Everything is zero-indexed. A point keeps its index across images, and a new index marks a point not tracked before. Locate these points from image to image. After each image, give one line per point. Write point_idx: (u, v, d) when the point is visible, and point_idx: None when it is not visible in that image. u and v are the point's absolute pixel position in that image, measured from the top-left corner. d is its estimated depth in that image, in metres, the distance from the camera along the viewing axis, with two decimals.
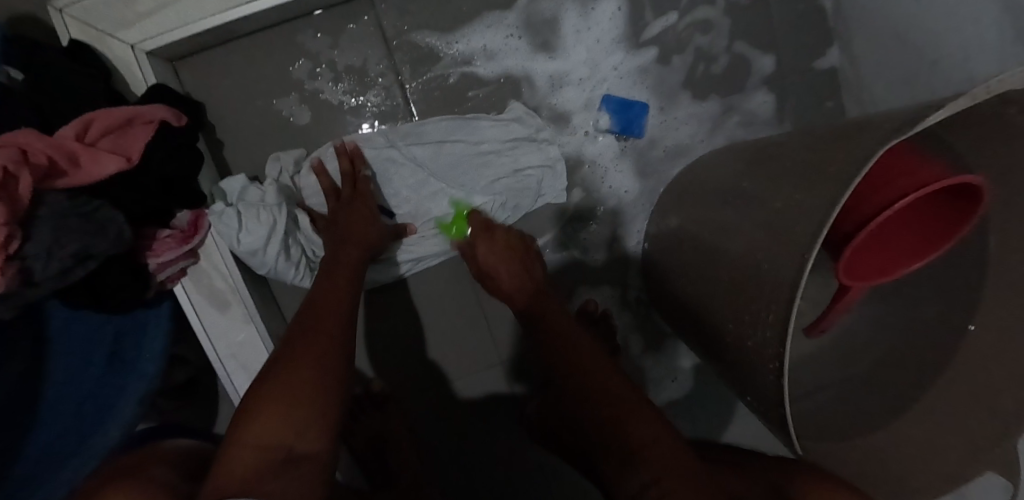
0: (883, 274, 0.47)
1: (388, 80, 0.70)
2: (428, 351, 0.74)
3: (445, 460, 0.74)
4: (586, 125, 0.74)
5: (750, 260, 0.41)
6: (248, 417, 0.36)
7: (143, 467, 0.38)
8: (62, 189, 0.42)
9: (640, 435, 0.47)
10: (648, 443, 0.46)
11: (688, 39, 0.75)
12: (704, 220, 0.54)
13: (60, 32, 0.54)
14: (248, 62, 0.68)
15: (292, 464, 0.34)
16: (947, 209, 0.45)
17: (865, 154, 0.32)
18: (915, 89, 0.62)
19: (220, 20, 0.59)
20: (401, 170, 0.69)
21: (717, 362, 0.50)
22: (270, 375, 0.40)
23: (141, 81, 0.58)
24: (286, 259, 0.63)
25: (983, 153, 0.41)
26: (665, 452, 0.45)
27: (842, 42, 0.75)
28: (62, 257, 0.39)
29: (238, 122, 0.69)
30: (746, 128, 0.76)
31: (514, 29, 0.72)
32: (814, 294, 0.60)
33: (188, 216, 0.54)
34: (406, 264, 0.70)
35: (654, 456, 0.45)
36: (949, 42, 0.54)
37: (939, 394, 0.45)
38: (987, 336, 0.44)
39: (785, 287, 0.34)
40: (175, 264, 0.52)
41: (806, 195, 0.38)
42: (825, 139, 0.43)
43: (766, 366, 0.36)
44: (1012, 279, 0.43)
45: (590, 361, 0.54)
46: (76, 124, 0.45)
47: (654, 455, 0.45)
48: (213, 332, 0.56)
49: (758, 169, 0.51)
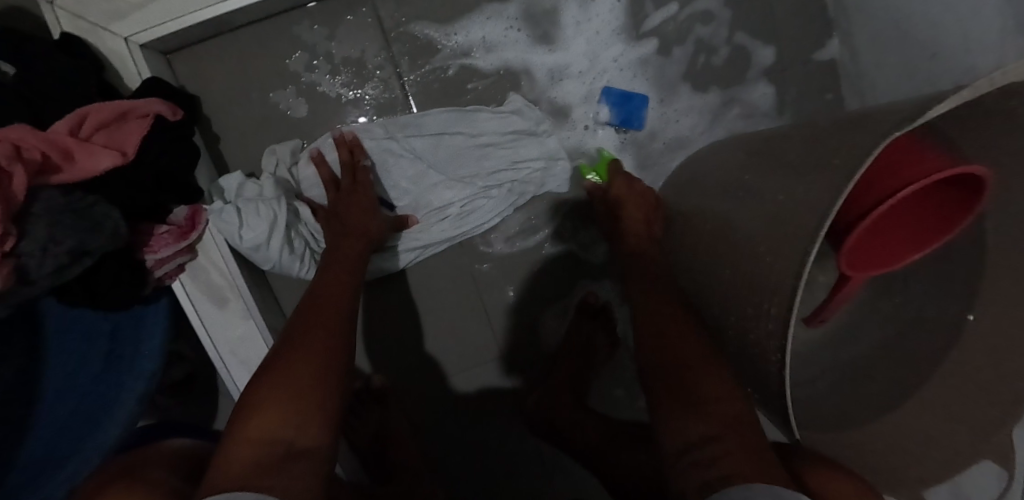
0: (887, 264, 0.47)
1: (386, 72, 0.70)
2: (427, 344, 0.74)
3: (446, 454, 0.74)
4: (585, 118, 0.73)
5: (750, 252, 0.42)
6: (248, 411, 0.37)
7: (144, 468, 0.37)
8: (57, 184, 0.42)
9: (707, 391, 0.43)
10: (717, 400, 0.42)
11: (689, 29, 0.74)
12: (707, 211, 0.54)
13: (52, 25, 0.53)
14: (243, 55, 0.67)
15: (293, 458, 0.34)
16: (953, 199, 0.45)
17: (871, 145, 0.32)
18: (913, 82, 0.63)
19: (213, 12, 0.58)
20: (400, 162, 0.68)
21: (718, 354, 0.51)
22: (268, 371, 0.40)
23: (135, 74, 0.56)
24: (289, 253, 0.63)
25: (982, 146, 0.42)
26: (724, 415, 0.41)
27: (842, 34, 0.75)
28: (59, 253, 0.39)
29: (234, 115, 0.68)
30: (746, 120, 0.75)
31: (514, 21, 0.71)
32: (814, 285, 0.61)
33: (185, 211, 0.53)
34: (408, 255, 0.70)
35: (714, 409, 0.42)
36: (948, 34, 0.54)
37: (936, 383, 0.46)
38: (986, 328, 0.44)
39: (789, 277, 0.34)
40: (173, 261, 0.51)
41: (810, 187, 0.38)
42: (828, 130, 0.43)
43: (767, 356, 0.37)
44: (1008, 269, 0.43)
45: (657, 310, 0.52)
46: (69, 119, 0.44)
47: (716, 414, 0.41)
48: (212, 329, 0.55)
49: (759, 161, 0.50)
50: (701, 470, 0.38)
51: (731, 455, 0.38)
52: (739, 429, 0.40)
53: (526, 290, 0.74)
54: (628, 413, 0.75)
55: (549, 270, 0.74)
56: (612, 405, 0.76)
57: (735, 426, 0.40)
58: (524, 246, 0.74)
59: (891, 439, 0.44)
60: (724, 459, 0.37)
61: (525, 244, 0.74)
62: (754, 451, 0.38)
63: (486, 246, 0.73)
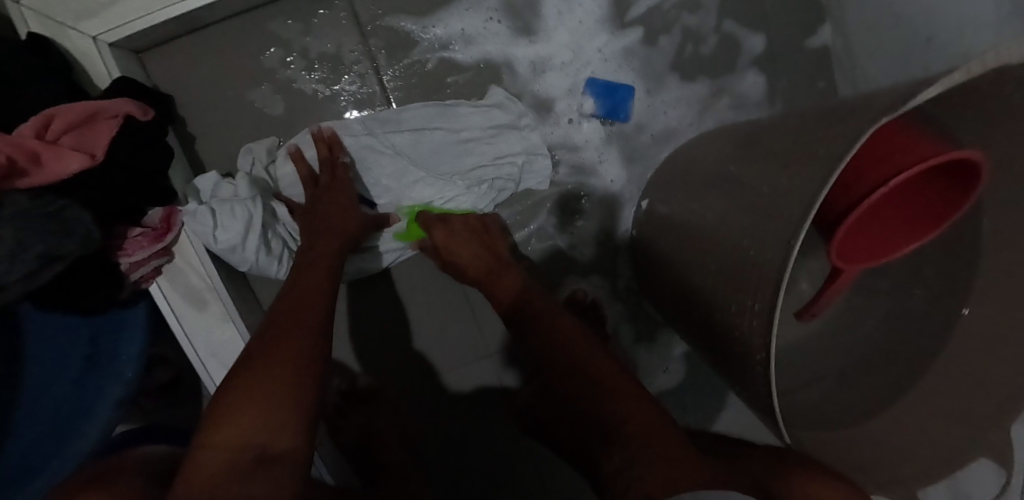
0: (879, 256, 0.45)
1: (364, 67, 0.68)
2: (414, 343, 0.73)
3: (436, 454, 0.74)
4: (570, 111, 0.72)
5: (732, 249, 0.40)
6: (218, 418, 0.36)
7: (114, 475, 0.37)
8: (26, 188, 0.40)
9: (626, 413, 0.49)
10: (634, 419, 0.48)
11: (675, 18, 0.72)
12: (690, 206, 0.53)
13: (19, 26, 0.51)
14: (217, 52, 0.66)
15: (267, 464, 0.33)
16: (946, 187, 0.43)
17: (851, 137, 0.31)
18: (907, 67, 0.60)
19: (183, 8, 0.57)
20: (380, 158, 0.67)
21: (706, 352, 0.49)
22: (239, 375, 0.39)
23: (105, 74, 0.55)
24: (267, 254, 0.62)
25: (974, 132, 0.40)
26: (647, 431, 0.47)
27: (834, 20, 0.73)
28: (29, 259, 0.38)
29: (211, 114, 0.67)
30: (736, 109, 0.74)
31: (493, 12, 0.70)
32: (804, 278, 0.59)
33: (160, 213, 0.52)
34: (390, 253, 0.69)
35: (637, 426, 0.48)
36: (942, 18, 0.52)
37: (933, 378, 0.45)
38: (985, 321, 0.43)
39: (771, 274, 0.33)
40: (148, 264, 0.50)
41: (794, 179, 0.36)
42: (811, 120, 0.42)
43: (752, 356, 0.35)
44: (1006, 260, 0.42)
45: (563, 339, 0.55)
46: (35, 122, 0.43)
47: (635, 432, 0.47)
48: (191, 332, 0.54)
49: (743, 153, 0.49)
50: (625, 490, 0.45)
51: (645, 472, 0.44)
52: (658, 441, 0.46)
53: None
54: None
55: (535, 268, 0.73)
56: None
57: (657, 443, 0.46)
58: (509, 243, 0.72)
59: (887, 439, 0.43)
60: (638, 480, 0.44)
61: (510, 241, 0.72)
62: (665, 457, 0.44)
63: None
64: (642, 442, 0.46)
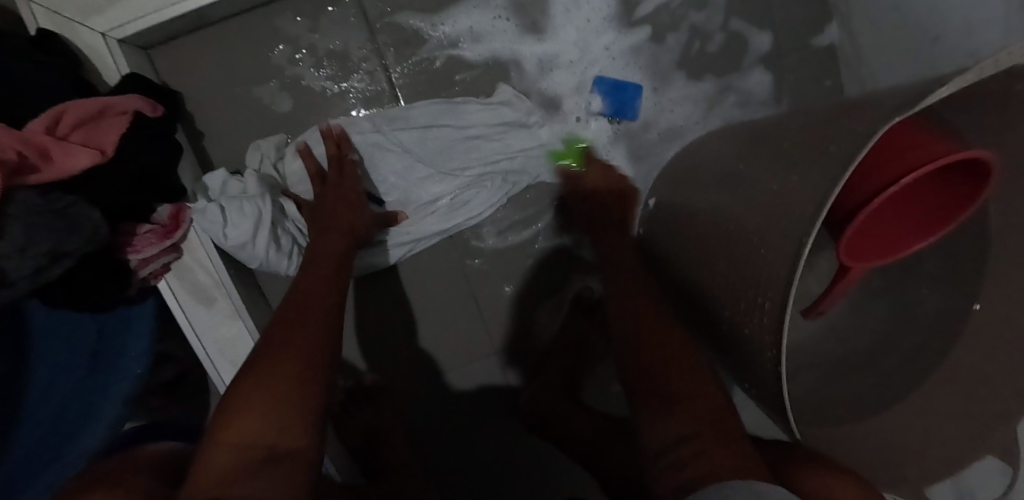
0: (888, 254, 0.45)
1: (371, 64, 0.68)
2: (420, 341, 0.73)
3: (441, 451, 0.74)
4: (577, 109, 0.72)
5: (744, 244, 0.40)
6: (228, 415, 0.36)
7: (123, 472, 0.37)
8: (34, 184, 0.40)
9: (685, 393, 0.45)
10: (695, 401, 0.44)
11: (683, 16, 0.72)
12: (700, 202, 0.53)
13: (29, 23, 0.51)
14: (225, 49, 0.66)
15: (276, 461, 0.33)
16: (956, 186, 0.43)
17: (866, 133, 0.31)
18: (914, 66, 0.61)
19: (192, 5, 0.57)
20: (388, 156, 0.67)
21: (715, 348, 0.49)
22: (249, 373, 0.39)
23: (115, 71, 0.55)
24: (276, 251, 0.62)
25: (984, 131, 0.40)
26: (707, 414, 0.43)
27: (841, 19, 0.73)
28: (37, 255, 0.38)
29: (219, 111, 0.67)
30: (742, 108, 0.74)
31: (501, 10, 0.70)
32: (812, 276, 0.59)
33: (169, 210, 0.52)
34: (398, 250, 0.69)
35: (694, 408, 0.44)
36: (950, 18, 0.53)
37: (939, 376, 0.45)
38: (992, 320, 0.43)
39: (785, 269, 0.33)
40: (158, 260, 0.50)
41: (807, 175, 0.36)
42: (823, 117, 0.42)
43: (764, 352, 0.35)
44: (1013, 259, 0.42)
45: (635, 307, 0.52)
46: (45, 117, 0.42)
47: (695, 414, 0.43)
48: (200, 328, 0.54)
49: (754, 150, 0.49)
50: (677, 472, 0.40)
51: (706, 453, 0.40)
52: (720, 428, 0.42)
53: (519, 284, 0.73)
54: (625, 408, 0.75)
55: (541, 266, 0.73)
56: (606, 400, 0.75)
57: (714, 425, 0.42)
58: (516, 241, 0.73)
59: (893, 437, 0.43)
60: (699, 458, 0.39)
61: (516, 239, 0.73)
62: (730, 447, 0.40)
63: (477, 241, 0.72)
64: (706, 423, 0.43)
